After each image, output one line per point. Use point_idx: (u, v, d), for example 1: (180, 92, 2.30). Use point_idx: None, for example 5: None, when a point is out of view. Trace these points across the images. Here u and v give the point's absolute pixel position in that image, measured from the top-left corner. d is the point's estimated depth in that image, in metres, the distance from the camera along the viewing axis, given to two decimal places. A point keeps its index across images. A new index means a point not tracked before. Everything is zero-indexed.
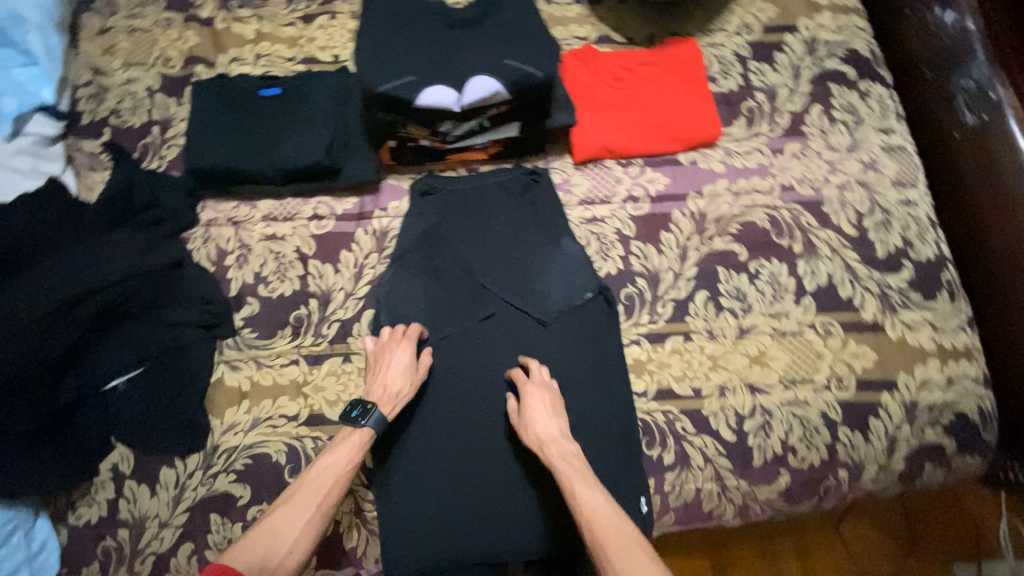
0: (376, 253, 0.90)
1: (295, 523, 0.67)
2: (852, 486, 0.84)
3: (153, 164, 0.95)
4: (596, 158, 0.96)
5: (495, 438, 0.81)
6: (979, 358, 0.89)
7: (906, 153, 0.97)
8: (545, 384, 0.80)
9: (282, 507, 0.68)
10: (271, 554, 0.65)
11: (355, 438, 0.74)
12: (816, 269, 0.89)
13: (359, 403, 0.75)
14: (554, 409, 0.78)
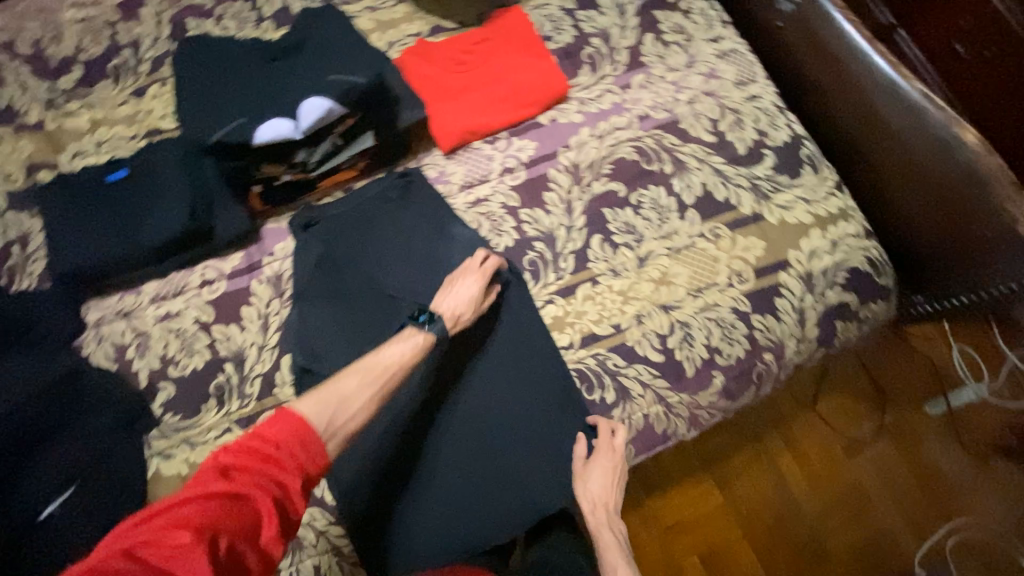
0: (278, 298, 0.89)
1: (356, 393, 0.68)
2: (780, 365, 0.90)
3: (24, 284, 0.89)
4: (461, 142, 0.97)
5: (463, 430, 0.83)
6: (855, 215, 0.95)
7: (739, 54, 1.04)
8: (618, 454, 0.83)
9: (345, 378, 0.69)
10: (339, 413, 0.64)
11: (425, 336, 0.78)
12: (690, 182, 0.95)
13: (429, 311, 0.81)
14: (614, 480, 0.82)
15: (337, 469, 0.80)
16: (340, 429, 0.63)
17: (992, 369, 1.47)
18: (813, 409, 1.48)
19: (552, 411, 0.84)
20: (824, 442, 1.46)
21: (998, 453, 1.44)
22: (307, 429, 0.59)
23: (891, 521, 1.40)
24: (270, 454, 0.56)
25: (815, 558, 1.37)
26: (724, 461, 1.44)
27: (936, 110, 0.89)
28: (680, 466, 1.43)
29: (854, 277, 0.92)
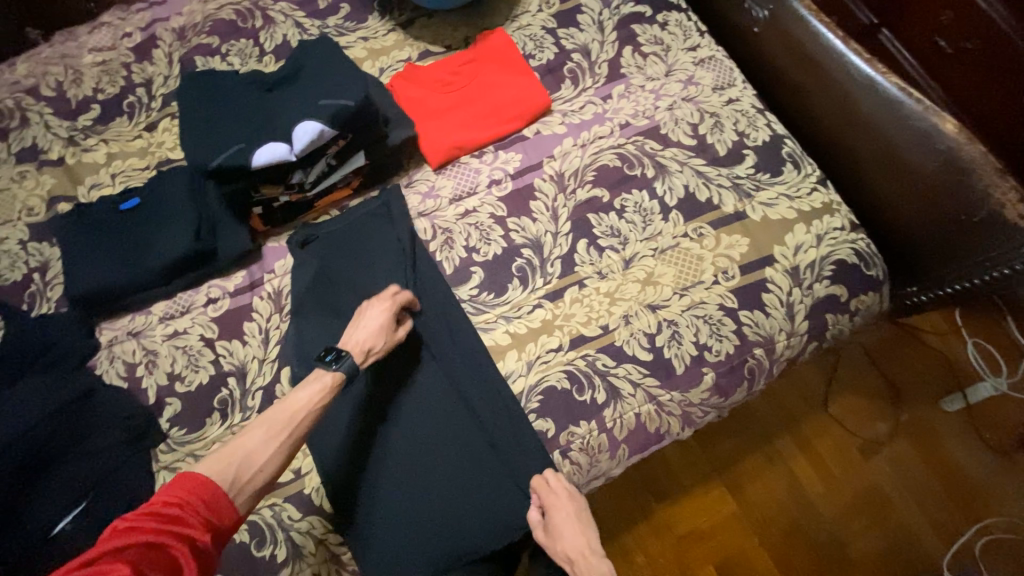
0: (277, 313, 0.93)
1: (266, 443, 0.69)
2: (771, 360, 0.90)
3: (44, 308, 0.95)
4: (450, 157, 1.01)
5: (440, 451, 0.85)
6: (840, 209, 0.96)
7: (716, 61, 1.07)
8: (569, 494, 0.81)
9: (257, 429, 0.70)
10: (244, 470, 0.66)
11: (339, 373, 0.77)
12: (672, 185, 0.97)
13: (336, 350, 0.80)
14: (580, 522, 0.79)
15: (342, 477, 0.84)
16: (247, 484, 0.66)
17: (1010, 366, 1.44)
18: (824, 409, 1.46)
19: (522, 432, 0.86)
20: (837, 442, 1.43)
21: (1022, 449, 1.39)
22: (212, 491, 0.62)
23: (914, 522, 1.35)
24: (176, 515, 0.59)
25: (836, 564, 1.32)
26: (735, 465, 1.41)
27: (914, 102, 0.91)
28: (689, 471, 1.41)
29: (843, 270, 0.93)
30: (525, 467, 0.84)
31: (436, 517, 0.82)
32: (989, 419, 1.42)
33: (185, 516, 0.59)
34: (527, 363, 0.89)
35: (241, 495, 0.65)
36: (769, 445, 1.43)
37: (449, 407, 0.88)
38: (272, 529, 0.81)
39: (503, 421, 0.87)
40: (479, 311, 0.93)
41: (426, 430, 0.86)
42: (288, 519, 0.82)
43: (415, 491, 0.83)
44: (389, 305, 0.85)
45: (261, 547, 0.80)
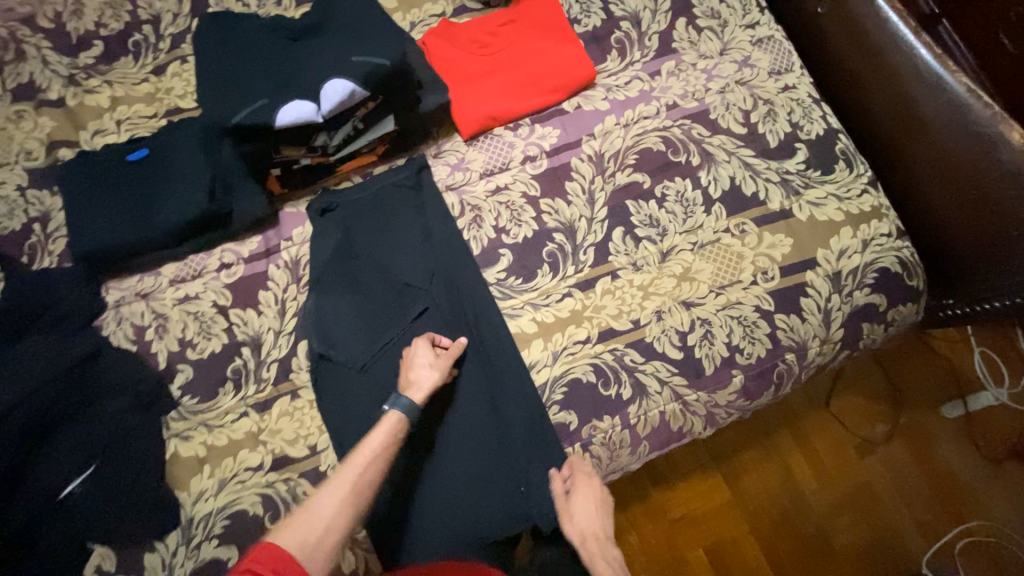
0: (295, 284, 0.89)
1: (330, 505, 0.66)
2: (802, 365, 0.88)
3: (45, 262, 0.90)
4: (483, 128, 0.94)
5: (450, 432, 0.85)
6: (888, 214, 0.92)
7: (775, 41, 0.98)
8: (590, 475, 0.83)
9: (318, 493, 0.67)
10: (311, 531, 0.63)
11: (394, 417, 0.76)
12: (717, 175, 0.92)
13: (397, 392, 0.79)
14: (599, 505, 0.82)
15: (356, 455, 0.82)
16: (317, 545, 0.62)
17: (1014, 377, 1.45)
18: (826, 408, 1.47)
19: (533, 426, 0.84)
20: (837, 440, 1.45)
21: (1014, 459, 1.41)
22: (283, 554, 0.58)
23: (903, 522, 1.39)
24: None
25: (820, 554, 1.36)
26: (732, 455, 1.43)
27: (982, 107, 0.85)
28: (690, 460, 1.42)
29: (885, 279, 0.89)
30: (546, 457, 0.83)
31: (437, 500, 0.82)
32: (986, 428, 1.44)
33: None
34: (553, 353, 0.86)
35: (315, 558, 0.61)
36: (764, 438, 1.45)
37: (459, 396, 0.86)
38: (285, 504, 0.81)
39: (512, 414, 0.85)
40: (507, 296, 0.89)
41: (445, 409, 0.86)
42: (303, 494, 0.81)
43: (420, 469, 0.83)
44: (424, 342, 0.83)
45: (276, 521, 0.80)
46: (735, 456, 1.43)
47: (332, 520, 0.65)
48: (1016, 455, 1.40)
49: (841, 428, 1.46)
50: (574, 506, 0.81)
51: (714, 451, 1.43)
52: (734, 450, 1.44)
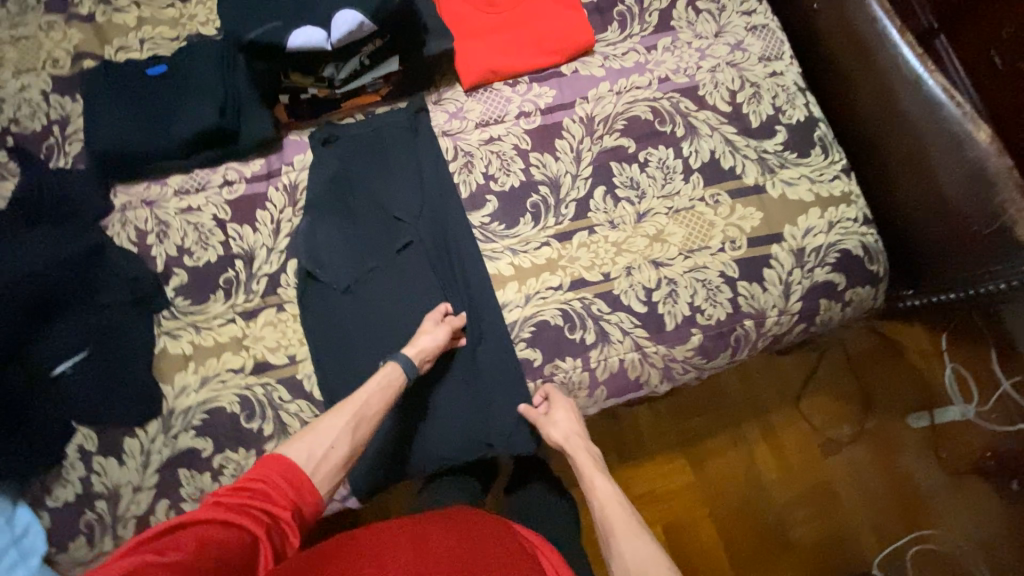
0: (291, 206, 0.95)
1: (336, 428, 0.75)
2: (759, 332, 0.93)
3: (61, 162, 0.95)
4: (483, 81, 0.99)
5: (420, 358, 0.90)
6: (857, 201, 0.97)
7: (769, 30, 1.03)
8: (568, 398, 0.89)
9: (327, 415, 0.77)
10: (317, 448, 0.72)
11: (392, 371, 0.83)
12: (699, 148, 0.97)
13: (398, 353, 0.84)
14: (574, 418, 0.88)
15: (333, 369, 0.88)
16: (322, 461, 0.72)
17: (983, 394, 1.43)
18: (794, 405, 1.47)
19: (501, 361, 0.90)
20: (801, 437, 1.45)
21: (977, 476, 1.39)
22: (294, 471, 0.68)
23: (859, 523, 1.39)
24: (262, 492, 0.65)
25: (776, 547, 1.37)
26: (698, 442, 1.44)
27: (954, 107, 0.88)
28: (654, 440, 1.44)
29: (846, 260, 0.94)
30: (510, 390, 0.90)
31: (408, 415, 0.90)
32: (952, 443, 1.42)
33: (269, 492, 0.65)
34: (526, 296, 0.91)
35: (320, 475, 0.71)
36: (732, 428, 1.46)
37: (429, 327, 0.91)
38: (261, 406, 0.86)
39: (479, 350, 0.90)
40: (488, 239, 0.94)
41: (418, 339, 0.90)
42: (278, 398, 0.87)
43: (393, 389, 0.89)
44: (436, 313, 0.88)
45: (250, 420, 0.86)
46: (700, 443, 1.44)
47: (338, 440, 0.74)
48: (977, 472, 1.38)
49: (810, 425, 1.46)
50: (557, 419, 0.88)
51: (680, 436, 1.45)
52: (700, 437, 1.45)
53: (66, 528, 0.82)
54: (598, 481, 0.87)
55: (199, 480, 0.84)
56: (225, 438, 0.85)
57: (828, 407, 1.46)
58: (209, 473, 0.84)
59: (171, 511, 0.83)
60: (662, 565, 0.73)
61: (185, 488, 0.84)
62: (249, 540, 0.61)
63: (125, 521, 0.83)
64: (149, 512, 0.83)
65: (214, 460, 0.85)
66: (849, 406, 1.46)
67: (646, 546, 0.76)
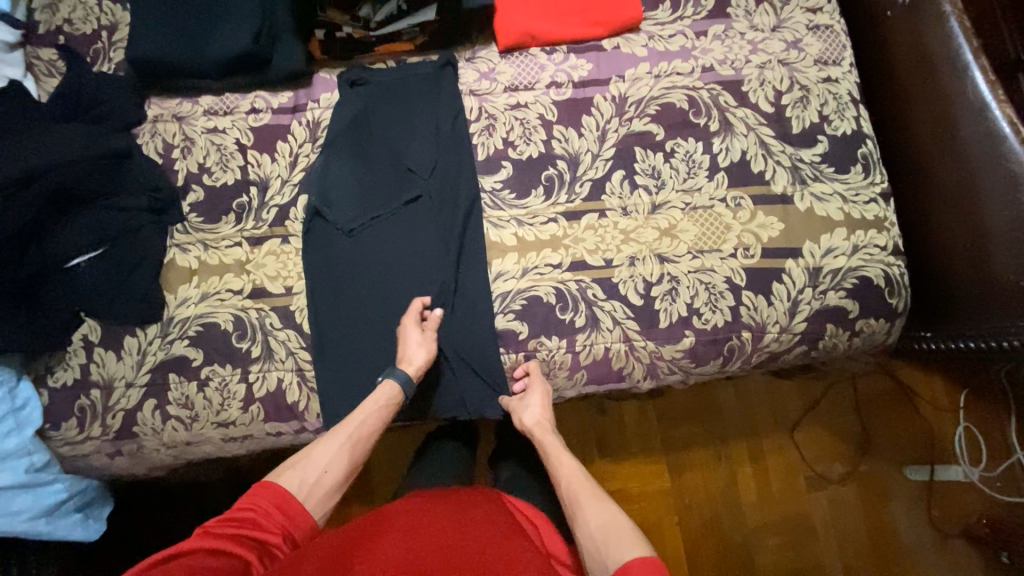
0: (310, 143, 0.96)
1: (331, 449, 0.78)
2: (755, 347, 0.90)
3: (104, 67, 0.99)
4: (519, 44, 0.97)
5: (405, 312, 0.91)
6: (890, 228, 0.91)
7: (832, 32, 0.96)
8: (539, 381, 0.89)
9: (322, 438, 0.79)
10: (310, 473, 0.75)
11: (387, 386, 0.83)
12: (730, 146, 0.93)
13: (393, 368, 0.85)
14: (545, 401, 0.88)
15: (325, 307, 0.91)
16: (314, 485, 0.74)
17: (992, 458, 1.33)
18: (790, 433, 1.40)
19: (487, 328, 0.90)
20: (790, 466, 1.39)
21: (964, 538, 1.32)
22: (283, 496, 0.70)
23: (828, 563, 1.34)
24: (253, 520, 0.67)
25: (738, 569, 1.33)
26: (681, 451, 1.39)
27: (1017, 142, 0.81)
28: (639, 440, 1.39)
29: (863, 288, 0.89)
30: (490, 357, 0.91)
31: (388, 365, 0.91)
32: (945, 501, 1.35)
33: (260, 519, 0.67)
34: (523, 269, 0.91)
35: (311, 499, 0.73)
36: (718, 443, 1.39)
37: (420, 283, 0.91)
38: (252, 329, 0.90)
39: (467, 314, 0.91)
40: (497, 206, 0.93)
41: (408, 293, 0.91)
42: (269, 325, 0.90)
43: (379, 337, 0.91)
44: (413, 312, 0.87)
45: (241, 340, 0.90)
46: (682, 452, 1.39)
47: (331, 461, 0.77)
48: (966, 535, 1.31)
49: (799, 455, 1.39)
50: (528, 400, 0.88)
51: (663, 440, 1.39)
52: (683, 446, 1.39)
53: (63, 408, 0.89)
54: (564, 457, 0.84)
55: (186, 387, 0.89)
56: (215, 352, 0.90)
57: (821, 441, 1.40)
58: (196, 382, 0.89)
59: (157, 411, 0.89)
60: (624, 529, 0.70)
61: (173, 392, 0.89)
62: (242, 565, 0.62)
63: (114, 412, 0.89)
64: (136, 408, 0.89)
65: (202, 371, 0.89)
66: (845, 443, 1.39)
67: (609, 512, 0.73)
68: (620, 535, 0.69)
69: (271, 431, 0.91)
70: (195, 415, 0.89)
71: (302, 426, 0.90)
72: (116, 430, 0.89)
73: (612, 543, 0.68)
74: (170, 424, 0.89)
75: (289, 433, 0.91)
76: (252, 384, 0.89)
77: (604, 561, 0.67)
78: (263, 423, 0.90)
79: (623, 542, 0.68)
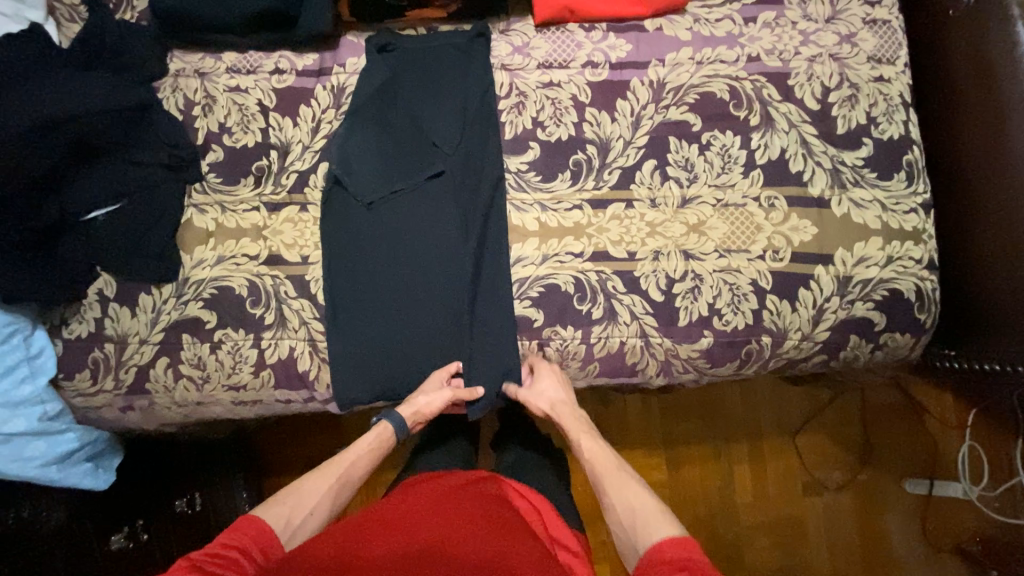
0: (334, 109, 0.93)
1: (319, 489, 0.79)
2: (774, 352, 0.88)
3: (127, 16, 0.97)
4: (557, 18, 0.92)
5: (419, 289, 0.89)
6: (928, 241, 0.87)
7: (890, 28, 0.91)
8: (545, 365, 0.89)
9: (309, 477, 0.81)
10: (296, 512, 0.75)
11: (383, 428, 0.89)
12: (769, 143, 0.89)
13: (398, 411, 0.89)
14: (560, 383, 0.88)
15: (340, 277, 0.89)
16: (299, 526, 0.74)
17: (995, 479, 1.31)
18: (793, 439, 1.39)
19: (503, 312, 0.89)
20: (790, 472, 1.38)
21: (956, 555, 1.33)
22: (263, 532, 0.69)
23: (818, 567, 1.35)
24: (234, 559, 0.65)
25: (728, 564, 1.35)
26: (682, 446, 1.39)
27: None
28: (640, 432, 1.39)
29: (893, 300, 0.87)
30: (502, 343, 0.89)
31: (397, 342, 0.90)
32: (941, 517, 1.35)
33: (243, 559, 0.66)
34: (543, 255, 0.89)
35: (292, 540, 0.72)
36: (719, 442, 1.39)
37: (437, 260, 0.89)
38: (267, 296, 0.89)
39: (482, 294, 0.89)
40: (521, 188, 0.90)
41: (423, 268, 0.89)
42: (284, 293, 0.89)
43: (391, 312, 0.89)
44: (440, 374, 0.89)
45: (254, 307, 0.89)
46: (683, 447, 1.39)
47: (318, 502, 0.77)
48: (957, 551, 1.32)
49: (801, 460, 1.39)
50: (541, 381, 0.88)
51: (664, 434, 1.39)
52: (685, 441, 1.39)
53: (78, 358, 0.90)
54: (587, 443, 0.86)
55: (198, 348, 0.89)
56: (229, 316, 0.89)
57: (824, 448, 1.39)
58: (208, 345, 0.89)
59: (169, 369, 0.89)
60: (651, 510, 0.72)
61: (185, 352, 0.89)
62: None
63: (126, 367, 0.89)
64: (149, 364, 0.89)
65: (215, 334, 0.89)
66: (849, 453, 1.38)
67: (635, 495, 0.76)
68: (648, 516, 0.71)
69: (280, 397, 0.91)
70: (206, 376, 0.89)
71: (311, 395, 0.91)
72: (128, 385, 0.90)
73: (641, 524, 0.70)
74: (181, 383, 0.90)
75: (298, 401, 0.91)
76: (265, 350, 0.89)
77: (635, 543, 0.70)
78: (272, 389, 0.90)
79: (651, 520, 0.70)
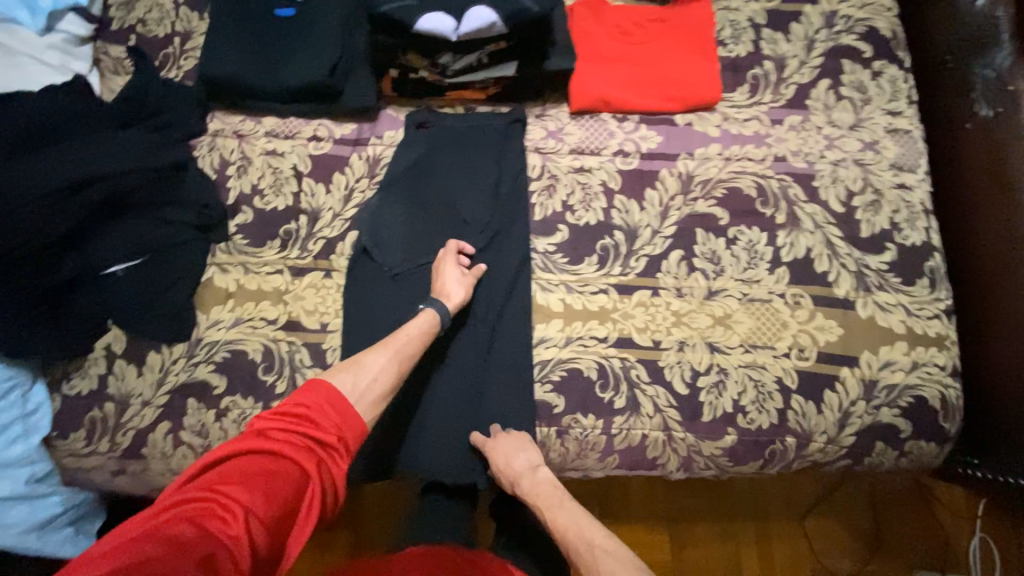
0: (367, 178, 0.94)
1: (379, 361, 0.73)
2: (798, 453, 0.86)
3: (171, 73, 0.99)
4: (591, 108, 0.95)
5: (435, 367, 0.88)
6: (951, 348, 0.87)
7: (911, 137, 0.94)
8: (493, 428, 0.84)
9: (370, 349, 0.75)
10: (360, 378, 0.71)
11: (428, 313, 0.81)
12: (796, 241, 0.90)
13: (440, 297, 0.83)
14: (518, 445, 0.82)
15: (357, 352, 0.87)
16: (365, 392, 0.70)
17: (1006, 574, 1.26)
18: (800, 522, 1.34)
19: (521, 397, 0.86)
20: (798, 559, 1.31)
21: None
22: (333, 395, 0.66)
23: None
24: (306, 416, 0.63)
25: None
26: (686, 523, 1.33)
27: None
28: (643, 507, 1.34)
29: (918, 408, 0.85)
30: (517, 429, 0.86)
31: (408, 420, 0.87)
32: None
33: (309, 421, 0.63)
34: (566, 338, 0.88)
35: (363, 403, 0.69)
36: (725, 522, 1.33)
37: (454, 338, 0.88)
38: (282, 363, 0.87)
39: (501, 374, 0.87)
40: (547, 269, 0.90)
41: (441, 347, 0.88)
42: (299, 361, 0.87)
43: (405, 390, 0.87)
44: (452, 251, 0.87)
45: (267, 373, 0.87)
46: (686, 525, 1.33)
47: (380, 373, 0.72)
48: None
49: (811, 547, 1.33)
50: (506, 455, 0.82)
51: (669, 509, 1.34)
52: (689, 519, 1.34)
53: (74, 417, 0.86)
54: (562, 515, 0.78)
55: (203, 414, 0.85)
56: (239, 382, 0.86)
57: (833, 535, 1.33)
58: (214, 411, 0.86)
59: (169, 435, 0.85)
60: None
61: (189, 418, 0.85)
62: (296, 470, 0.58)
63: (125, 430, 0.85)
64: (150, 428, 0.85)
65: (222, 400, 0.86)
66: (859, 542, 1.33)
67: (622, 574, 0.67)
68: None
69: None
70: (208, 445, 0.85)
71: None
72: (124, 448, 0.85)
73: None
74: (180, 450, 0.85)
75: None
76: None
77: None
78: None
79: None
